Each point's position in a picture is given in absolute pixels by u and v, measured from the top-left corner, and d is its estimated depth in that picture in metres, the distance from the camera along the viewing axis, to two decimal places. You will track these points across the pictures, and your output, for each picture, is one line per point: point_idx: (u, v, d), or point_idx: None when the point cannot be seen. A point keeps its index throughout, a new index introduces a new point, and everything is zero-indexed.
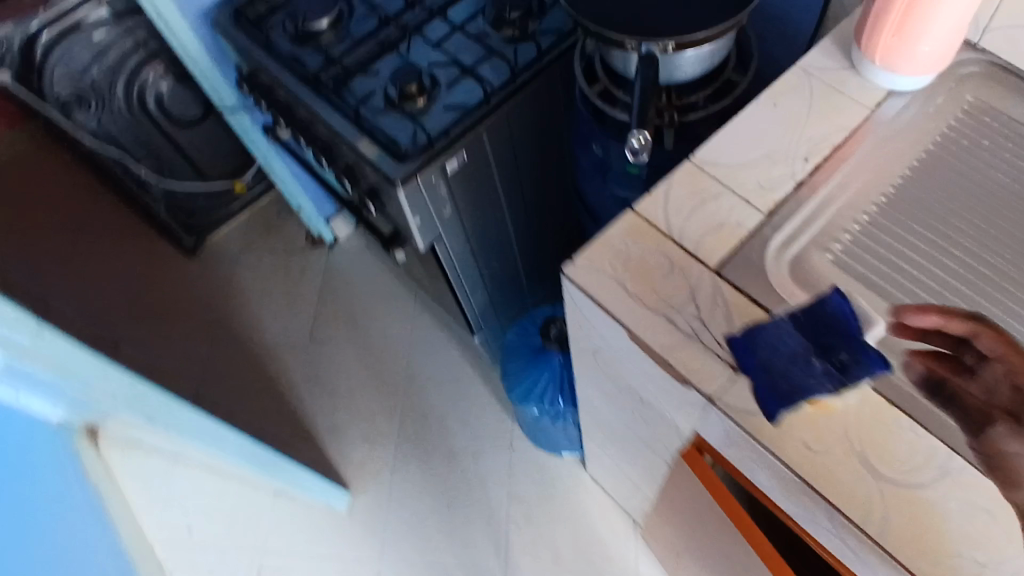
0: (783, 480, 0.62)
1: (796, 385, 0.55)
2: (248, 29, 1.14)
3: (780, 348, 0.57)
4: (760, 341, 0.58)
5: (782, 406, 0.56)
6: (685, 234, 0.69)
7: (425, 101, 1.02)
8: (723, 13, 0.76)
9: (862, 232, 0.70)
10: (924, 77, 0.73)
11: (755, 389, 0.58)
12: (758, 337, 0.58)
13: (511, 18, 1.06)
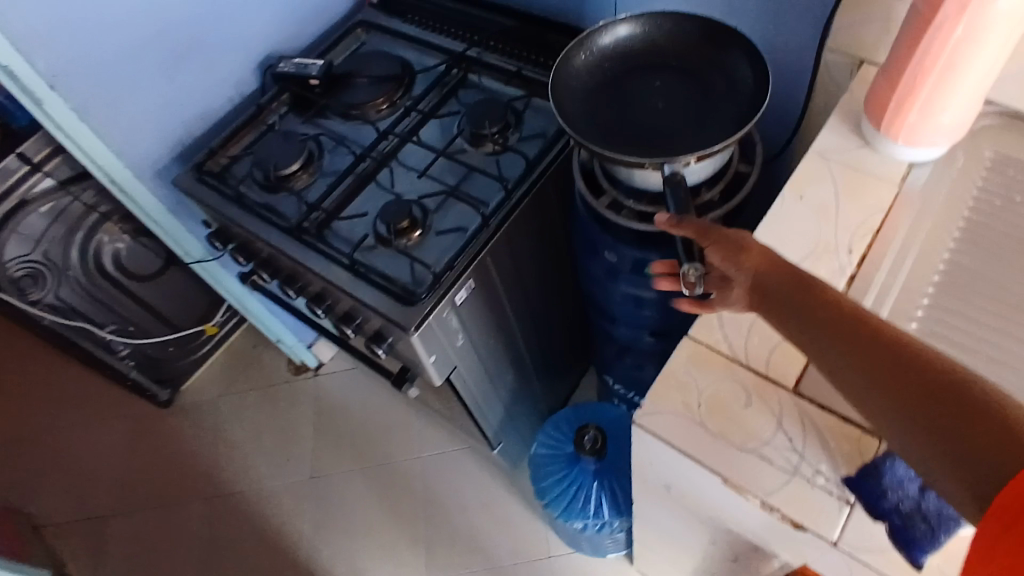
0: None
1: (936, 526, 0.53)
2: (212, 185, 1.08)
3: (908, 479, 0.54)
4: (885, 474, 0.55)
5: (928, 550, 0.53)
6: (752, 354, 0.64)
7: (420, 234, 0.97)
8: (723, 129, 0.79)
9: (927, 319, 0.68)
10: (946, 144, 0.71)
11: (892, 531, 0.54)
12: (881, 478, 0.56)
13: (489, 131, 1.02)
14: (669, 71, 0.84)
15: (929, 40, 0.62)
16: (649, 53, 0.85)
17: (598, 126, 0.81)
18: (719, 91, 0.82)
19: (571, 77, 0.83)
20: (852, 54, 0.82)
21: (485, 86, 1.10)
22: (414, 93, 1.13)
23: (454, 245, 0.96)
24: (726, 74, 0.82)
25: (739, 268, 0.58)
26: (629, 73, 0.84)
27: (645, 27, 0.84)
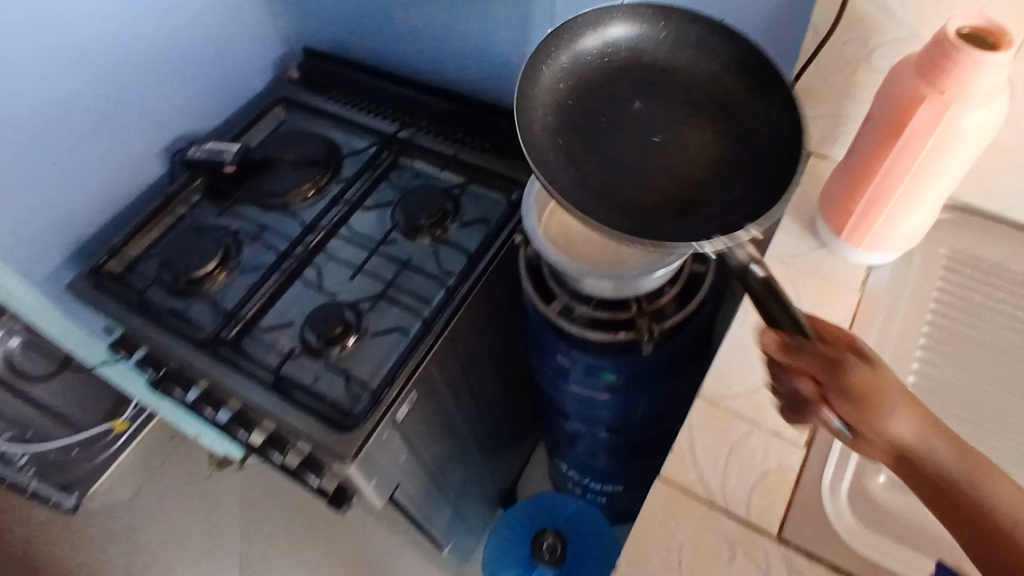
0: None
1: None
2: (115, 291, 0.96)
3: None
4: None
5: None
6: (731, 496, 0.60)
7: (354, 341, 0.88)
8: (768, 173, 0.56)
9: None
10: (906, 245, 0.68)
11: None
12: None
13: (426, 222, 0.95)
14: (670, 99, 0.63)
15: (894, 152, 0.59)
16: (634, 67, 0.64)
17: (588, 181, 0.59)
18: (740, 120, 0.61)
19: (543, 110, 0.61)
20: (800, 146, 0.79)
21: (420, 172, 1.03)
22: (343, 177, 1.04)
23: (394, 353, 0.87)
24: (748, 97, 0.61)
25: (870, 430, 0.48)
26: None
27: (628, 36, 0.63)
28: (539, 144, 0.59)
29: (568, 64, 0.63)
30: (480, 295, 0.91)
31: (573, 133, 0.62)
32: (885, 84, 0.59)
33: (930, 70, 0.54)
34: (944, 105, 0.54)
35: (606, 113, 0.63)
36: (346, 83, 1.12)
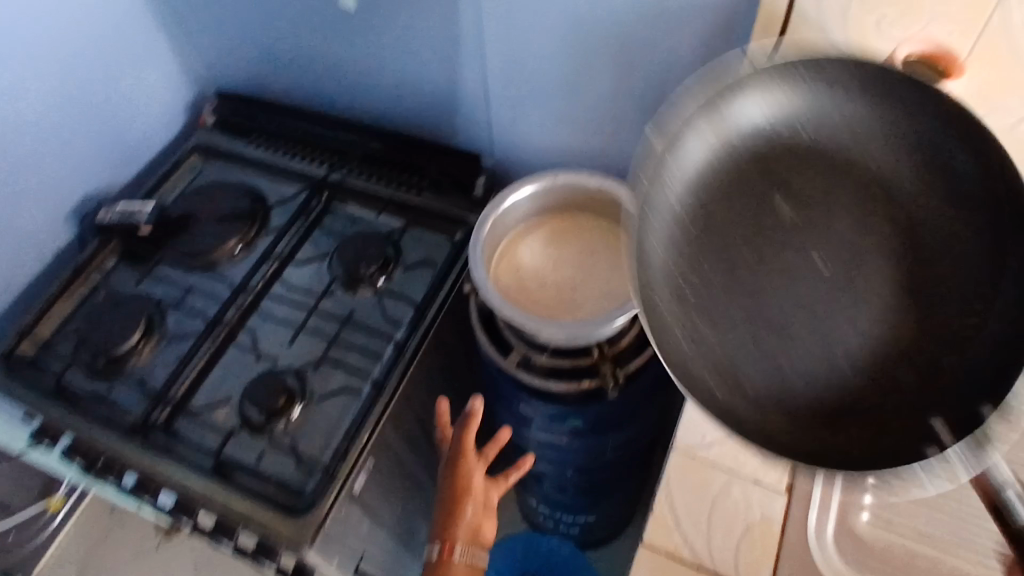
0: None
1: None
2: (28, 379, 0.86)
3: None
4: None
5: None
6: (718, 554, 0.57)
7: (301, 410, 0.82)
8: (1013, 334, 0.40)
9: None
10: None
11: None
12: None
13: (367, 273, 0.88)
14: (820, 201, 0.45)
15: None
16: (764, 161, 0.46)
17: (755, 383, 0.43)
18: (931, 231, 0.44)
19: (664, 257, 0.44)
20: None
21: (355, 216, 0.97)
22: (272, 228, 0.97)
23: (344, 421, 0.81)
24: (945, 197, 0.43)
25: None
26: (538, 198, 0.79)
27: (762, 119, 0.45)
28: (681, 351, 0.42)
29: (679, 178, 0.45)
30: (432, 345, 0.85)
31: (711, 287, 0.44)
32: None
33: None
34: None
35: (747, 237, 0.45)
36: (265, 125, 1.04)
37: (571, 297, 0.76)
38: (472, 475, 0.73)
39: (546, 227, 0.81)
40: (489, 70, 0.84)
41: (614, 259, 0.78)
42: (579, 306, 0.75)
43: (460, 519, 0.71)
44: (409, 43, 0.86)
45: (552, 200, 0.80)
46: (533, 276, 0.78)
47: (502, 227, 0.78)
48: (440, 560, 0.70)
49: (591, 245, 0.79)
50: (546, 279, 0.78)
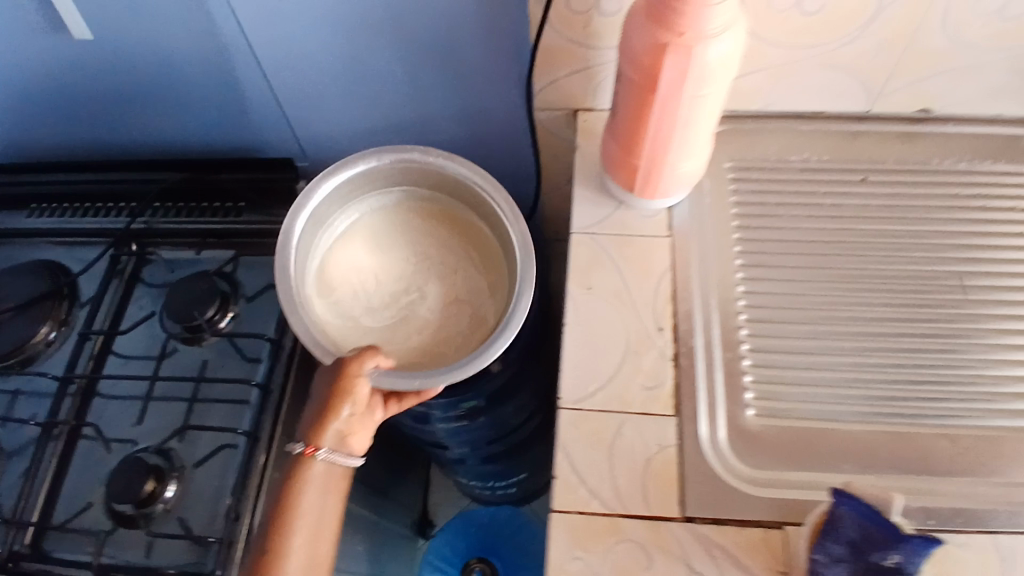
0: None
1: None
2: None
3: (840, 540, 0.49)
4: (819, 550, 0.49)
5: None
6: (627, 498, 0.57)
7: (176, 486, 0.74)
8: None
9: (760, 361, 0.65)
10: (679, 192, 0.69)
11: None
12: (836, 511, 0.49)
13: (203, 318, 0.80)
14: None
15: (658, 104, 0.59)
16: None
17: None
18: None
19: None
20: (562, 106, 0.79)
21: (173, 261, 0.87)
22: (85, 299, 0.86)
23: (225, 483, 0.74)
24: None
25: None
26: (386, 173, 0.76)
27: None
28: None
29: None
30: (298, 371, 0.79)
31: None
32: (624, 39, 0.59)
33: (662, 15, 0.53)
34: (687, 49, 0.54)
35: None
36: (45, 189, 0.91)
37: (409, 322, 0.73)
38: (358, 385, 0.64)
39: (394, 216, 0.80)
40: (270, 70, 0.76)
41: (465, 267, 0.77)
42: (416, 336, 0.72)
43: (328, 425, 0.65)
44: (177, 61, 0.77)
45: (409, 178, 0.78)
46: (371, 277, 0.76)
47: (335, 204, 0.76)
48: (301, 453, 0.65)
49: (438, 243, 0.79)
50: (388, 298, 0.75)
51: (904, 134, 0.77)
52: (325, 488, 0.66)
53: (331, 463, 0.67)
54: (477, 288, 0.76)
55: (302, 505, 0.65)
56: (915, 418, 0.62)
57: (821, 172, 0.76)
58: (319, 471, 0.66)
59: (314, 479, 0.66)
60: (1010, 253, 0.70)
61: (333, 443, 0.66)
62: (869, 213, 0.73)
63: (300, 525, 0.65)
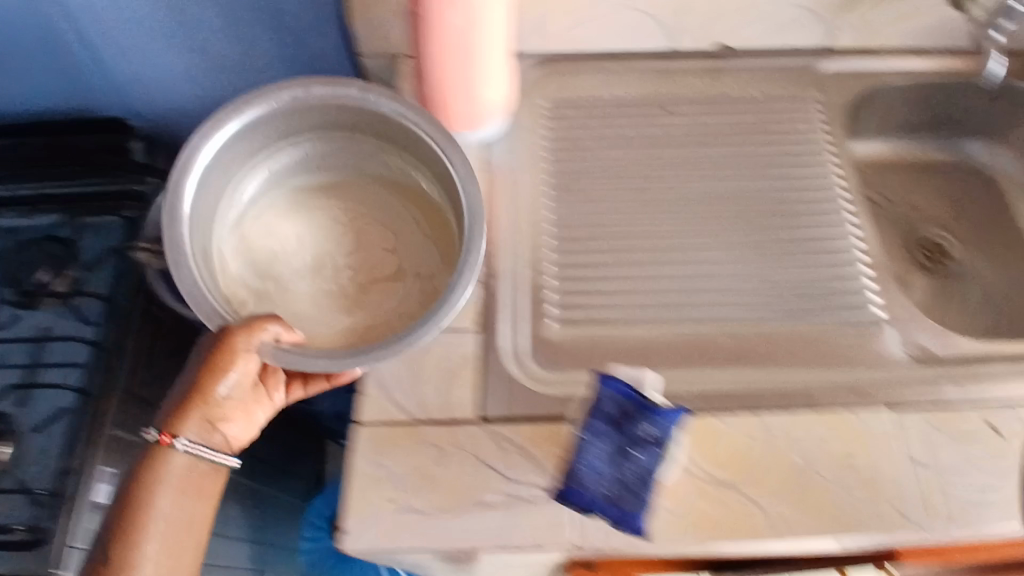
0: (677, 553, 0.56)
1: (652, 482, 0.51)
2: None
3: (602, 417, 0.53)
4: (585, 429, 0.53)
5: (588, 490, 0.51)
6: (428, 406, 0.60)
7: (9, 450, 0.72)
8: None
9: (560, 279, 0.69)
10: (493, 124, 0.72)
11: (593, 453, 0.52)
12: (599, 392, 0.54)
13: (32, 283, 0.80)
14: None
15: (438, 35, 0.62)
16: None
17: None
18: None
19: None
20: (387, 52, 0.81)
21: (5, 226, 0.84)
22: None
23: (60, 444, 0.73)
24: None
25: None
26: (317, 109, 0.66)
27: None
28: None
29: None
30: (135, 326, 0.80)
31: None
32: None
33: None
34: None
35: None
36: None
37: (343, 286, 0.67)
38: (242, 363, 0.58)
39: (331, 164, 0.72)
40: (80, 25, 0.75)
41: (404, 230, 0.71)
42: (347, 312, 0.66)
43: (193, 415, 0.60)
44: None
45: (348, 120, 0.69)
46: (293, 241, 0.70)
47: (256, 146, 0.68)
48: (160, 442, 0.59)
49: (376, 198, 0.72)
50: (316, 265, 0.68)
51: (713, 67, 0.80)
52: (185, 490, 0.61)
53: (197, 458, 0.61)
54: (421, 246, 0.69)
55: (157, 508, 0.59)
56: (700, 321, 0.66)
57: (632, 103, 0.79)
58: (180, 468, 0.60)
59: (171, 479, 0.60)
60: (800, 168, 0.75)
61: (201, 431, 0.60)
62: (676, 137, 0.77)
63: (153, 527, 0.59)
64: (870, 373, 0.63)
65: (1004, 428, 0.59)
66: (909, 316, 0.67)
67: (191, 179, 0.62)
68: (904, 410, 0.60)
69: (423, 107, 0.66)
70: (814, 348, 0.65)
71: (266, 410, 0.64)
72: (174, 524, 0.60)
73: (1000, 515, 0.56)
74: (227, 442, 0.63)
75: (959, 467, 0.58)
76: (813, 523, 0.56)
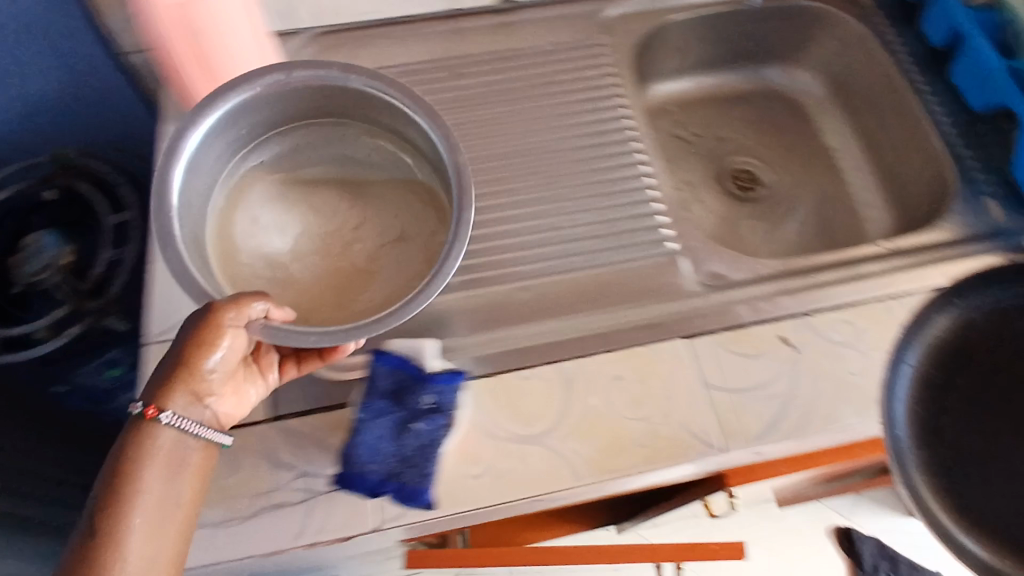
0: (486, 514, 0.56)
1: (434, 452, 0.50)
2: None
3: (383, 394, 0.51)
4: (366, 411, 0.51)
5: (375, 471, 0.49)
6: None
7: None
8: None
9: (475, 235, 0.68)
10: None
11: (379, 432, 0.50)
12: (374, 368, 0.52)
13: None
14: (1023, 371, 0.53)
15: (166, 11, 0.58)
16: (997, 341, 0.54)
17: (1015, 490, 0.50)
18: None
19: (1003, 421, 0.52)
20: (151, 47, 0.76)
21: None
22: None
23: None
24: None
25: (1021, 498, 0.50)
26: (302, 93, 0.59)
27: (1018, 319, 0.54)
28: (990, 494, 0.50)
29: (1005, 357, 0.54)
30: None
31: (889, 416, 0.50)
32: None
33: None
34: None
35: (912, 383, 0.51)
36: None
37: (346, 269, 0.60)
38: (235, 338, 0.48)
39: (315, 159, 0.64)
40: None
41: (403, 201, 0.64)
42: (359, 290, 0.59)
43: (179, 389, 0.47)
44: None
45: (324, 100, 0.61)
46: (286, 219, 0.62)
47: (241, 133, 0.60)
48: (140, 416, 0.45)
49: (365, 180, 0.64)
50: (312, 244, 0.61)
51: (498, 25, 0.79)
52: (173, 467, 0.46)
53: (183, 439, 0.47)
54: (422, 215, 0.63)
55: (145, 489, 0.44)
56: (506, 277, 0.65)
57: (418, 66, 0.77)
58: (163, 448, 0.46)
59: (158, 457, 0.45)
60: (591, 113, 0.75)
61: (186, 406, 0.47)
62: (465, 97, 0.75)
63: (139, 521, 0.43)
64: (664, 306, 0.64)
65: (792, 337, 0.62)
66: (703, 246, 0.68)
67: (178, 165, 0.54)
68: (698, 338, 0.61)
69: (389, 77, 0.59)
70: (611, 290, 0.65)
71: (258, 390, 0.53)
72: (164, 524, 0.44)
73: (795, 426, 0.58)
74: (216, 419, 0.50)
75: (753, 384, 0.59)
76: (614, 460, 0.56)
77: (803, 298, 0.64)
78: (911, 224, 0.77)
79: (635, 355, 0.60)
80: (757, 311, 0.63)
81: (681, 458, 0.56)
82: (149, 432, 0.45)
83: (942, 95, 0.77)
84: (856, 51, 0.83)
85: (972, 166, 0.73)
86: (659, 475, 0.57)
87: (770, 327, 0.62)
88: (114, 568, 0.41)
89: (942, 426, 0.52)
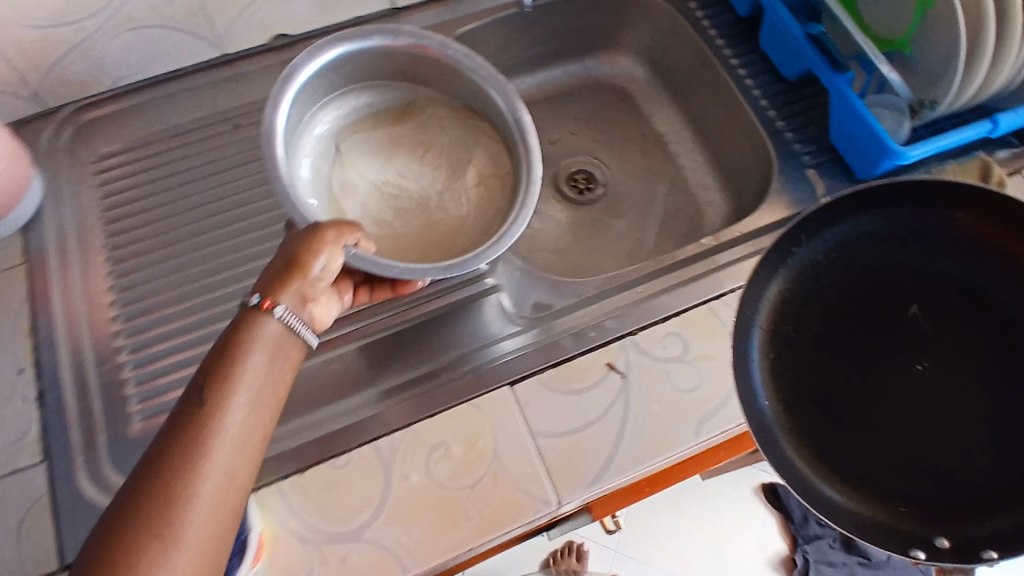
0: None
1: None
2: None
3: None
4: None
5: None
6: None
7: None
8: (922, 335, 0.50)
9: None
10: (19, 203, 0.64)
11: None
12: None
13: None
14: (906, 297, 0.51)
15: None
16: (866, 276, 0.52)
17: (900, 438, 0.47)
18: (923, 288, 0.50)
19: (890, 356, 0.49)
20: None
21: None
22: None
23: None
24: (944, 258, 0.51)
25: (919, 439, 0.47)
26: (403, 59, 0.64)
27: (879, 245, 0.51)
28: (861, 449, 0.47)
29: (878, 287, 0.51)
30: None
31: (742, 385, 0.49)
32: None
33: None
34: None
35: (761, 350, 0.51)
36: None
37: (432, 218, 0.65)
38: (333, 259, 0.49)
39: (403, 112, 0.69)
40: None
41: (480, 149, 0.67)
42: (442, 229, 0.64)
43: (293, 285, 0.47)
44: None
45: (414, 66, 0.65)
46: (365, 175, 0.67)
47: (341, 81, 0.65)
48: (256, 307, 0.45)
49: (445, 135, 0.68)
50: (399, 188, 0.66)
51: (279, 63, 0.73)
52: (277, 352, 0.45)
53: (290, 337, 0.46)
54: (497, 158, 0.66)
55: (244, 374, 0.42)
56: (374, 315, 0.62)
57: (196, 127, 0.71)
58: (271, 337, 0.45)
59: (263, 343, 0.44)
60: None
61: (295, 306, 0.47)
62: (250, 154, 0.70)
63: (243, 399, 0.42)
64: (483, 351, 0.60)
65: (618, 363, 0.58)
66: (520, 276, 0.65)
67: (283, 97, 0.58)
68: (521, 384, 0.58)
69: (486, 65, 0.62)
70: (428, 344, 0.61)
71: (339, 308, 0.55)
72: (269, 406, 0.43)
73: (631, 460, 0.55)
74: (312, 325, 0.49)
75: (581, 423, 0.56)
76: (443, 540, 0.52)
77: (627, 317, 0.61)
78: (744, 206, 0.75)
79: (457, 416, 0.56)
80: (580, 340, 0.60)
81: (515, 522, 0.53)
82: (263, 320, 0.44)
83: (755, 66, 0.74)
84: (667, 30, 0.79)
85: (791, 139, 0.70)
86: (501, 541, 0.54)
87: (594, 356, 0.59)
88: (211, 450, 0.39)
89: (817, 374, 0.50)
